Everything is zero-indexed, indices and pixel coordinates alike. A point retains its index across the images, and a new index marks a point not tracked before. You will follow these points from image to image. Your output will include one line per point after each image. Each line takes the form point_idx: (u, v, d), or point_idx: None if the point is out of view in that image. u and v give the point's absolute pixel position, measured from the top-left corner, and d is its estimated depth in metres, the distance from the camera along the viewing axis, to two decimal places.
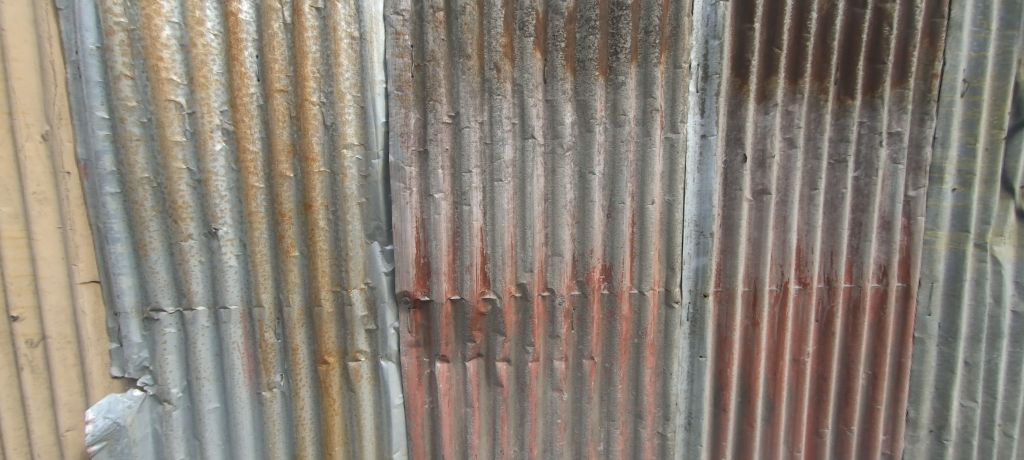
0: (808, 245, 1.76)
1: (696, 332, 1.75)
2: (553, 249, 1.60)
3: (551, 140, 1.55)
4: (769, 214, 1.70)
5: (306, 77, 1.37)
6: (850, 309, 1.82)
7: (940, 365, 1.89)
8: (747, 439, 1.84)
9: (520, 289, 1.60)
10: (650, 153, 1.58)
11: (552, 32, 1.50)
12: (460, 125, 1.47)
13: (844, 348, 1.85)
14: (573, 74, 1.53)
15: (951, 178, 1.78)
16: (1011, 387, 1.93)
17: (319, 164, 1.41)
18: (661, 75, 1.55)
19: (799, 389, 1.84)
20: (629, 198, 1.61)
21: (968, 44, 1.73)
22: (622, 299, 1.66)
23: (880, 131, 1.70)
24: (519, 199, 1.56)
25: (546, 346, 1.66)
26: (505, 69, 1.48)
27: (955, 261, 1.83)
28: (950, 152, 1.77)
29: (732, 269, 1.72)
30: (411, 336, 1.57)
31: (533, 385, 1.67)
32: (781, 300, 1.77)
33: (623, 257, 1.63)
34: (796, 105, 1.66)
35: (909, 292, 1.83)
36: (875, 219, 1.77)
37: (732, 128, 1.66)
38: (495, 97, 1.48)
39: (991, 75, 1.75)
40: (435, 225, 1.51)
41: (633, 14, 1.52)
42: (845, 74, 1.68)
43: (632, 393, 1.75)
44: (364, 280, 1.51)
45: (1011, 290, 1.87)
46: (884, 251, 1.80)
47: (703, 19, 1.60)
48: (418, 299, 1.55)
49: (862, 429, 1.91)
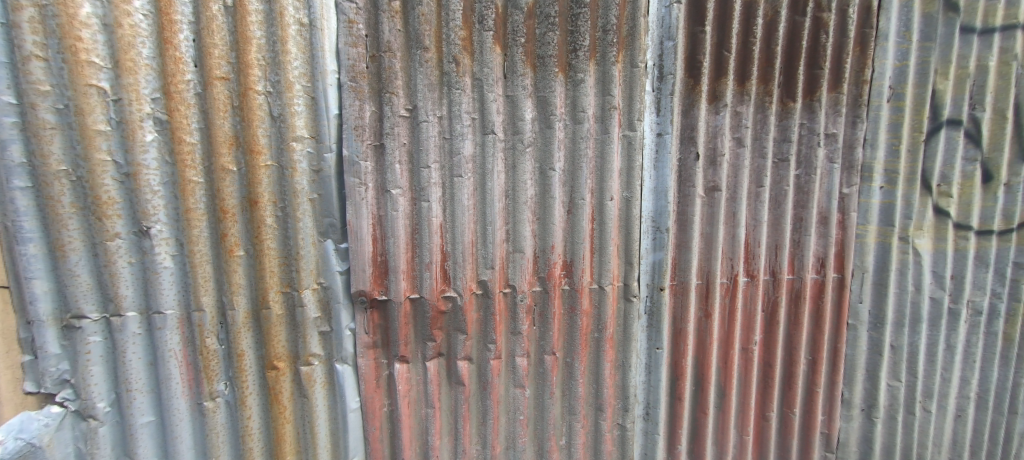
0: (755, 239, 1.85)
1: (653, 325, 1.80)
2: (514, 246, 1.60)
3: (511, 135, 1.54)
4: (720, 210, 1.77)
5: (250, 64, 1.28)
6: (793, 298, 1.93)
7: (871, 349, 2.06)
8: (701, 425, 1.92)
9: (482, 286, 1.58)
10: (609, 150, 1.61)
11: (512, 27, 1.49)
12: (418, 119, 1.43)
13: (787, 336, 1.96)
14: (533, 70, 1.53)
15: (879, 176, 1.93)
16: (929, 366, 2.13)
17: (266, 157, 1.33)
18: (619, 73, 1.58)
19: (747, 376, 1.93)
20: (589, 194, 1.63)
21: (894, 53, 1.89)
22: (583, 294, 1.68)
23: (818, 132, 1.82)
24: (480, 195, 1.53)
25: (508, 343, 1.65)
26: (464, 63, 1.45)
27: (882, 253, 1.99)
28: (878, 153, 1.92)
29: (687, 263, 1.79)
30: (368, 337, 1.52)
31: (495, 382, 1.66)
32: (731, 291, 1.86)
33: (584, 253, 1.65)
34: (744, 106, 1.74)
35: (844, 282, 1.96)
36: (814, 215, 1.89)
37: (686, 126, 1.71)
38: (454, 91, 1.45)
39: (912, 83, 1.92)
40: (393, 222, 1.46)
41: (591, 12, 1.54)
42: (788, 78, 1.77)
43: (592, 387, 1.77)
44: (317, 279, 1.44)
45: (930, 279, 2.06)
46: (822, 245, 1.92)
47: (658, 20, 1.64)
48: (375, 299, 1.50)
49: (804, 411, 2.04)
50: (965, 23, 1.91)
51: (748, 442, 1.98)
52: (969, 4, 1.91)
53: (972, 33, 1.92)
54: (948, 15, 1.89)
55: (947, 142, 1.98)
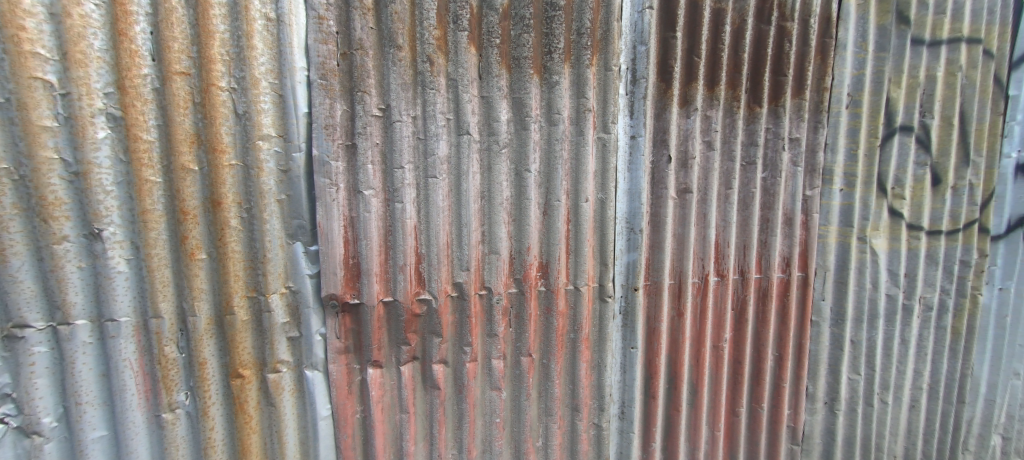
0: (725, 239, 1.90)
1: (628, 325, 1.82)
2: (490, 247, 1.59)
3: (487, 136, 1.53)
4: (691, 211, 1.81)
5: (213, 59, 1.23)
6: (760, 296, 1.99)
7: (832, 344, 2.14)
8: (674, 423, 1.95)
9: (457, 288, 1.56)
10: (584, 152, 1.62)
11: (487, 27, 1.48)
12: (391, 118, 1.41)
13: (755, 333, 2.03)
14: (508, 71, 1.52)
15: (839, 179, 2.02)
16: (885, 360, 2.24)
17: (230, 157, 1.28)
18: (593, 75, 1.60)
19: (718, 373, 1.98)
20: (564, 196, 1.64)
21: (851, 62, 1.98)
22: (559, 295, 1.69)
23: (782, 136, 1.89)
24: (455, 197, 1.52)
25: (483, 345, 1.64)
26: (439, 62, 1.43)
27: (842, 252, 2.08)
28: (838, 157, 2.00)
29: (659, 263, 1.82)
30: (339, 342, 1.48)
31: (471, 385, 1.64)
32: (702, 291, 1.90)
33: (559, 254, 1.66)
34: (713, 110, 1.79)
35: (807, 280, 2.04)
36: (780, 216, 1.95)
37: (659, 129, 1.75)
38: (428, 91, 1.43)
39: (869, 91, 2.02)
40: (366, 224, 1.43)
41: (566, 15, 1.55)
42: (755, 84, 1.83)
43: (568, 388, 1.78)
44: (285, 283, 1.39)
45: (885, 277, 2.17)
46: (787, 245, 1.99)
47: (631, 25, 1.67)
48: (347, 303, 1.46)
49: (772, 406, 2.10)
50: (915, 36, 2.04)
51: (719, 438, 2.03)
52: (919, 18, 2.03)
53: (921, 45, 2.05)
54: (900, 28, 2.01)
55: (900, 147, 2.10)
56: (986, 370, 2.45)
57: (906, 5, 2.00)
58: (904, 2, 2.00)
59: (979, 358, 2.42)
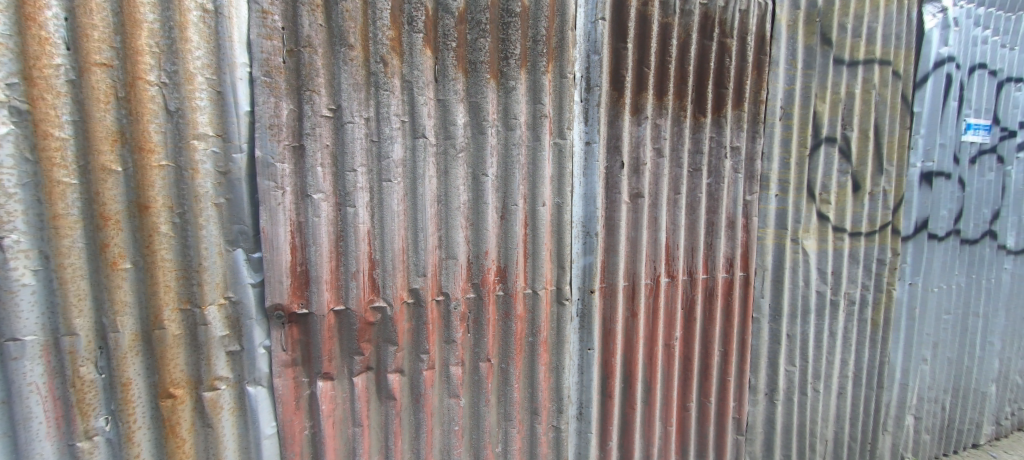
0: (674, 242, 1.98)
1: (585, 326, 1.85)
2: (447, 252, 1.56)
3: (443, 140, 1.51)
4: (643, 215, 1.88)
5: (140, 51, 1.12)
6: (707, 296, 2.09)
7: (771, 339, 2.29)
8: (629, 420, 2.00)
9: (413, 294, 1.52)
10: (540, 157, 1.64)
11: (442, 30, 1.47)
12: (342, 119, 1.35)
13: (703, 331, 2.12)
14: (465, 74, 1.51)
15: (775, 185, 2.17)
16: (817, 351, 2.42)
17: (160, 157, 1.18)
18: (549, 82, 1.63)
19: (670, 370, 2.06)
20: (522, 200, 1.64)
21: (784, 78, 2.14)
22: (517, 299, 1.69)
23: (725, 145, 2.00)
24: (411, 201, 1.48)
25: (441, 352, 1.61)
26: (393, 63, 1.40)
27: (779, 253, 2.23)
28: (773, 165, 2.15)
29: (614, 266, 1.87)
30: (286, 355, 1.39)
31: (428, 394, 1.60)
32: (654, 291, 1.97)
33: (517, 258, 1.66)
34: (662, 119, 1.87)
35: (748, 279, 2.16)
36: (724, 219, 2.07)
37: (612, 136, 1.80)
38: (382, 93, 1.39)
39: (799, 104, 2.19)
40: (315, 229, 1.36)
41: (521, 22, 1.57)
42: (700, 95, 1.93)
43: (527, 391, 1.78)
44: (224, 293, 1.29)
45: (816, 275, 2.35)
46: (730, 246, 2.11)
47: (585, 34, 1.71)
48: (294, 313, 1.38)
49: (719, 399, 2.21)
50: (837, 56, 2.24)
51: (671, 432, 2.10)
52: (839, 40, 2.24)
53: (841, 64, 2.26)
54: (824, 48, 2.20)
55: (826, 157, 2.29)
56: (900, 357, 2.72)
57: (828, 28, 2.20)
58: (827, 25, 2.19)
59: (894, 346, 2.68)
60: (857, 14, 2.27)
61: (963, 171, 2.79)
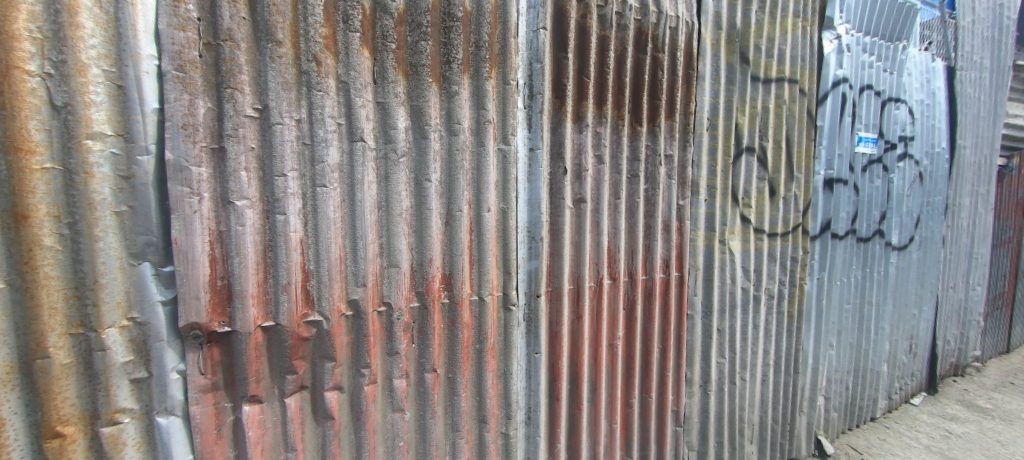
0: (616, 245, 2.05)
1: (532, 331, 1.86)
2: (389, 261, 1.50)
3: (383, 144, 1.45)
4: (586, 219, 1.92)
5: (16, 35, 0.93)
6: (647, 296, 2.18)
7: (704, 334, 2.43)
8: (576, 421, 2.03)
9: (351, 306, 1.44)
10: (484, 162, 1.63)
11: (381, 31, 1.41)
12: (269, 120, 1.25)
13: (643, 330, 2.21)
14: (405, 77, 1.47)
15: (704, 191, 2.32)
16: (743, 343, 2.60)
17: (43, 158, 0.98)
18: (492, 88, 1.63)
19: (614, 369, 2.12)
20: (466, 206, 1.62)
21: (710, 92, 2.30)
22: (463, 307, 1.65)
23: (659, 153, 2.11)
24: (348, 207, 1.40)
25: (383, 365, 1.53)
26: (327, 63, 1.32)
27: (709, 253, 2.39)
28: (702, 171, 2.30)
29: (559, 270, 1.90)
30: (204, 379, 1.24)
31: (370, 411, 1.51)
32: (597, 293, 2.02)
33: (462, 265, 1.63)
34: (602, 127, 1.93)
35: (683, 279, 2.29)
36: (660, 223, 2.17)
37: (554, 142, 1.83)
38: (316, 93, 1.31)
39: (723, 116, 2.36)
40: (239, 239, 1.23)
41: (463, 27, 1.56)
42: (636, 105, 2.03)
43: (475, 400, 1.74)
44: (127, 314, 1.12)
45: (741, 273, 2.53)
46: (666, 248, 2.22)
47: (528, 42, 1.72)
48: (214, 332, 1.24)
49: (659, 394, 2.30)
50: (753, 73, 2.45)
51: (616, 430, 2.16)
52: (755, 59, 2.45)
53: (757, 82, 2.47)
54: (742, 66, 2.40)
55: (746, 165, 2.49)
56: (812, 344, 3.00)
57: (746, 48, 2.40)
58: (744, 45, 2.39)
59: (807, 335, 2.96)
60: (770, 36, 2.50)
61: (857, 178, 3.16)
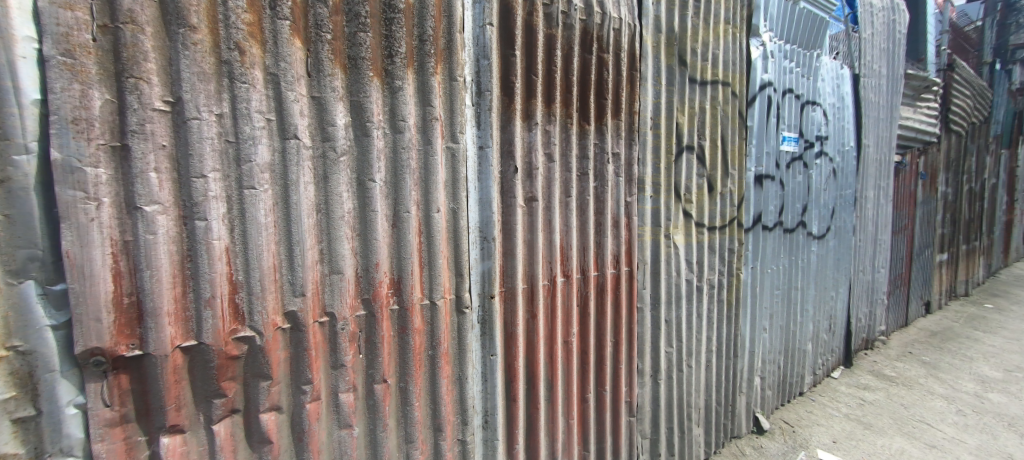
0: (568, 243, 2.05)
1: (486, 333, 1.81)
2: (331, 267, 1.39)
3: (321, 142, 1.34)
4: (538, 218, 1.91)
5: None
6: (599, 291, 2.21)
7: (653, 326, 2.51)
8: (534, 420, 2.00)
9: (289, 319, 1.32)
10: (432, 161, 1.56)
11: (315, 19, 1.30)
12: (184, 115, 1.10)
13: (597, 325, 2.23)
14: (344, 71, 1.37)
15: (650, 188, 2.39)
16: (689, 333, 2.71)
17: None
18: (438, 84, 1.57)
19: (569, 366, 2.12)
20: (414, 207, 1.55)
21: (652, 92, 2.37)
22: (414, 313, 1.58)
23: (606, 152, 2.14)
24: (282, 211, 1.29)
25: (327, 380, 1.42)
26: (252, 52, 1.20)
27: (655, 248, 2.46)
28: (647, 169, 2.36)
29: (512, 270, 1.86)
30: (111, 412, 1.07)
31: (314, 430, 1.40)
32: (551, 292, 2.01)
33: (412, 268, 1.56)
34: (551, 125, 1.92)
35: (632, 273, 2.34)
36: (609, 219, 2.21)
37: (504, 141, 1.80)
38: (240, 86, 1.18)
39: (665, 116, 2.43)
40: (150, 249, 1.08)
41: (406, 19, 1.48)
42: (583, 104, 2.04)
43: (429, 408, 1.67)
44: (6, 343, 0.96)
45: (685, 266, 2.64)
46: (616, 244, 2.26)
47: (474, 38, 1.68)
48: (121, 357, 1.07)
49: (614, 387, 2.34)
50: (691, 75, 2.55)
51: (573, 426, 2.16)
52: (692, 62, 2.55)
53: (695, 83, 2.58)
54: (681, 69, 2.49)
55: (687, 162, 2.59)
56: (748, 328, 3.19)
57: (684, 51, 2.49)
58: (683, 49, 2.48)
59: (744, 320, 3.14)
60: (705, 41, 2.62)
61: (782, 174, 3.39)
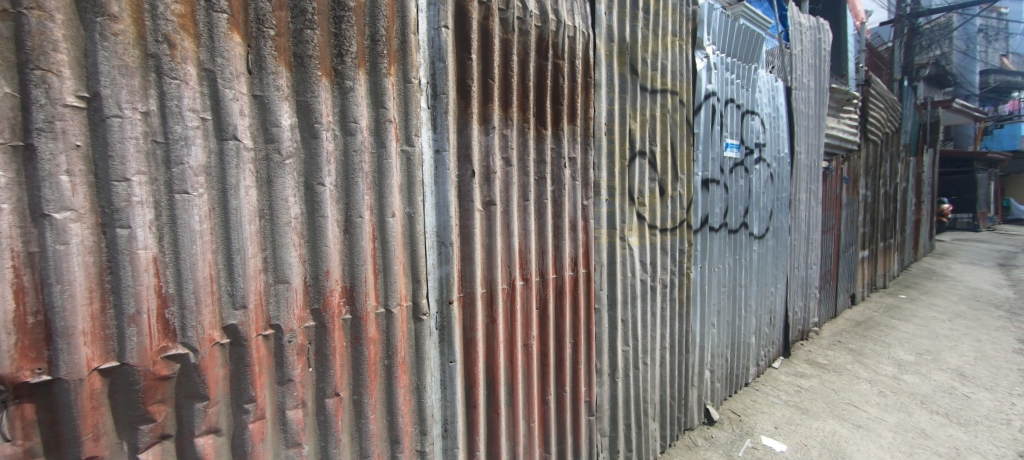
0: (527, 246, 2.05)
1: (444, 339, 1.77)
2: (276, 277, 1.31)
3: (264, 144, 1.26)
4: (496, 222, 1.90)
5: None
6: (558, 294, 2.23)
7: (610, 326, 2.56)
8: (495, 426, 1.98)
9: (228, 333, 1.22)
10: (387, 165, 1.52)
11: (256, 14, 1.23)
12: (102, 112, 0.98)
13: (556, 327, 2.25)
14: (289, 69, 1.30)
15: (605, 192, 2.44)
16: (644, 331, 2.79)
17: None
18: (391, 86, 1.52)
19: (529, 369, 2.11)
20: (367, 211, 1.49)
21: (606, 99, 2.43)
22: (368, 322, 1.52)
23: (563, 156, 2.17)
24: (219, 217, 1.19)
25: (273, 397, 1.33)
26: (183, 46, 1.10)
27: (611, 250, 2.51)
28: (602, 173, 2.41)
29: (471, 274, 1.84)
30: (12, 448, 0.93)
31: (258, 451, 1.30)
32: (511, 295, 2.00)
33: (365, 275, 1.50)
34: (509, 129, 1.92)
35: (589, 275, 2.38)
36: (567, 223, 2.23)
37: (460, 144, 1.77)
38: (169, 82, 1.08)
39: (618, 122, 2.50)
40: (60, 261, 0.95)
41: (356, 18, 1.43)
42: (540, 109, 2.05)
43: (385, 420, 1.60)
44: None
45: (639, 267, 2.71)
46: (574, 246, 2.29)
47: (428, 40, 1.65)
48: (24, 385, 0.93)
49: (573, 387, 2.36)
50: (642, 84, 2.64)
51: (534, 429, 2.16)
52: (643, 71, 2.64)
53: (646, 92, 2.67)
54: (633, 77, 2.58)
55: (640, 167, 2.68)
56: (698, 324, 3.33)
57: (635, 61, 2.57)
58: (634, 58, 2.57)
59: (694, 317, 3.28)
60: (654, 51, 2.72)
61: (726, 179, 3.59)
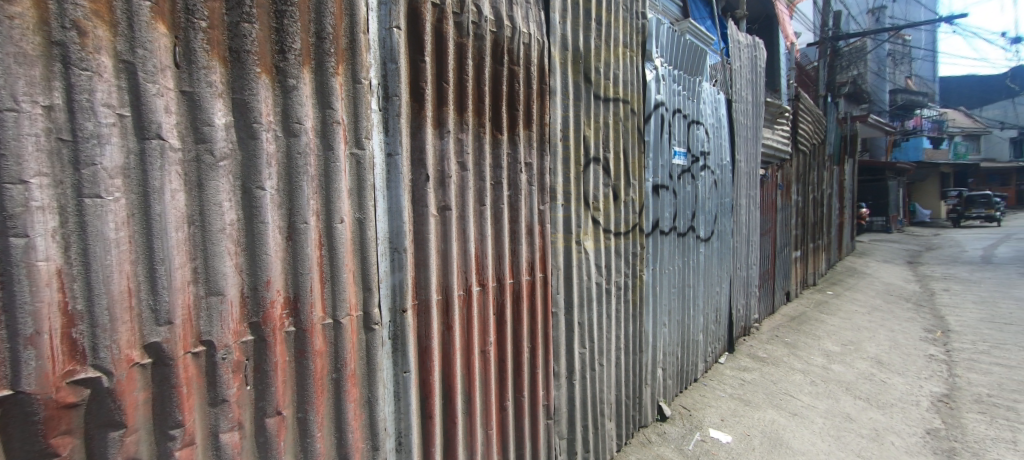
0: (483, 252, 2.03)
1: (398, 349, 1.71)
2: (209, 289, 1.20)
3: (194, 144, 1.16)
4: (451, 227, 1.86)
5: None
6: (515, 299, 2.22)
7: (567, 329, 2.58)
8: (451, 436, 1.93)
9: (151, 353, 1.09)
10: (334, 168, 1.45)
11: (185, 4, 1.13)
12: None
13: (514, 331, 2.23)
14: (223, 65, 1.21)
15: (561, 198, 2.47)
16: (599, 333, 2.84)
17: None
18: (339, 86, 1.46)
19: (487, 375, 2.08)
20: (313, 217, 1.42)
21: (561, 106, 2.46)
22: (314, 334, 1.44)
23: (519, 162, 2.17)
24: (140, 223, 1.07)
25: (204, 420, 1.21)
26: (97, 35, 0.97)
27: (567, 254, 2.54)
28: (558, 178, 2.43)
29: (425, 281, 1.78)
30: None
31: None
32: (467, 301, 1.96)
33: (311, 285, 1.42)
34: (464, 133, 1.89)
35: (546, 280, 2.39)
36: (523, 227, 2.23)
37: (414, 148, 1.72)
38: (79, 73, 0.95)
39: (573, 129, 2.54)
40: None
41: (300, 14, 1.35)
42: (496, 114, 2.04)
43: (333, 437, 1.52)
44: None
45: (594, 271, 2.76)
46: (531, 251, 2.29)
47: (379, 40, 1.59)
48: None
49: (531, 392, 2.35)
50: (595, 92, 2.71)
51: (492, 436, 2.12)
52: (596, 79, 2.71)
53: (599, 99, 2.74)
54: (586, 85, 2.63)
55: (594, 173, 2.73)
56: (650, 324, 3.44)
57: (588, 69, 2.63)
58: (588, 66, 2.63)
59: (647, 318, 3.38)
60: (607, 61, 2.80)
61: (675, 184, 3.74)
